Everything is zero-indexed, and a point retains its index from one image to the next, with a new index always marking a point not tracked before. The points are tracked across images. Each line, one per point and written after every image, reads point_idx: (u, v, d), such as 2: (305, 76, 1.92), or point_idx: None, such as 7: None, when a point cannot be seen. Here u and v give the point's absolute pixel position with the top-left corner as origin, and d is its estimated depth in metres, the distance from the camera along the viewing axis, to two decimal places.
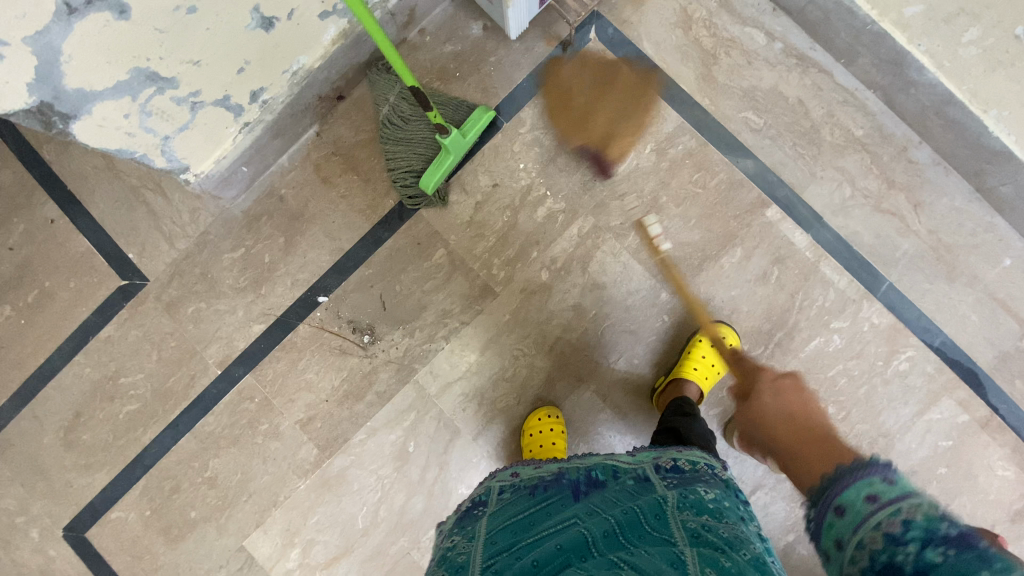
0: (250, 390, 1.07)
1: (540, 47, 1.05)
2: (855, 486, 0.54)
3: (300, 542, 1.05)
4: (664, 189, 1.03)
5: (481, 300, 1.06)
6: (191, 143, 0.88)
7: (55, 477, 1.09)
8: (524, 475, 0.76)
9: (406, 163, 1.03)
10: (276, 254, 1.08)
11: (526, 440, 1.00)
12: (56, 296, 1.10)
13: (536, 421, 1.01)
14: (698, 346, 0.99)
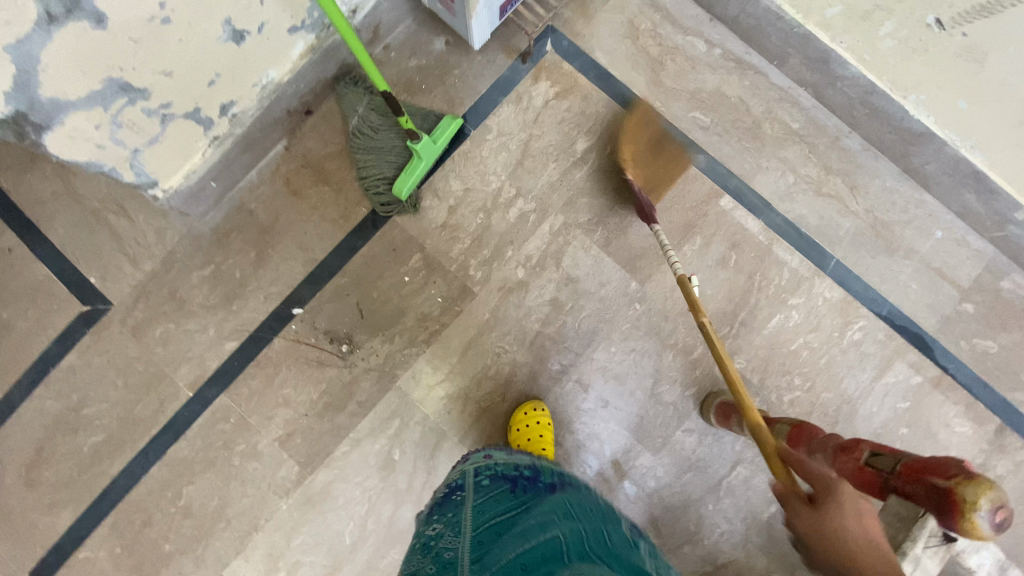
0: (225, 410, 1.04)
1: (501, 59, 1.12)
2: None
3: (285, 566, 1.01)
4: (626, 185, 1.10)
5: (459, 301, 1.08)
6: (161, 156, 0.89)
7: (18, 518, 1.04)
8: (499, 460, 0.84)
9: (377, 171, 1.06)
10: (249, 268, 1.07)
11: (514, 437, 1.01)
12: (12, 327, 1.06)
13: (523, 416, 1.02)
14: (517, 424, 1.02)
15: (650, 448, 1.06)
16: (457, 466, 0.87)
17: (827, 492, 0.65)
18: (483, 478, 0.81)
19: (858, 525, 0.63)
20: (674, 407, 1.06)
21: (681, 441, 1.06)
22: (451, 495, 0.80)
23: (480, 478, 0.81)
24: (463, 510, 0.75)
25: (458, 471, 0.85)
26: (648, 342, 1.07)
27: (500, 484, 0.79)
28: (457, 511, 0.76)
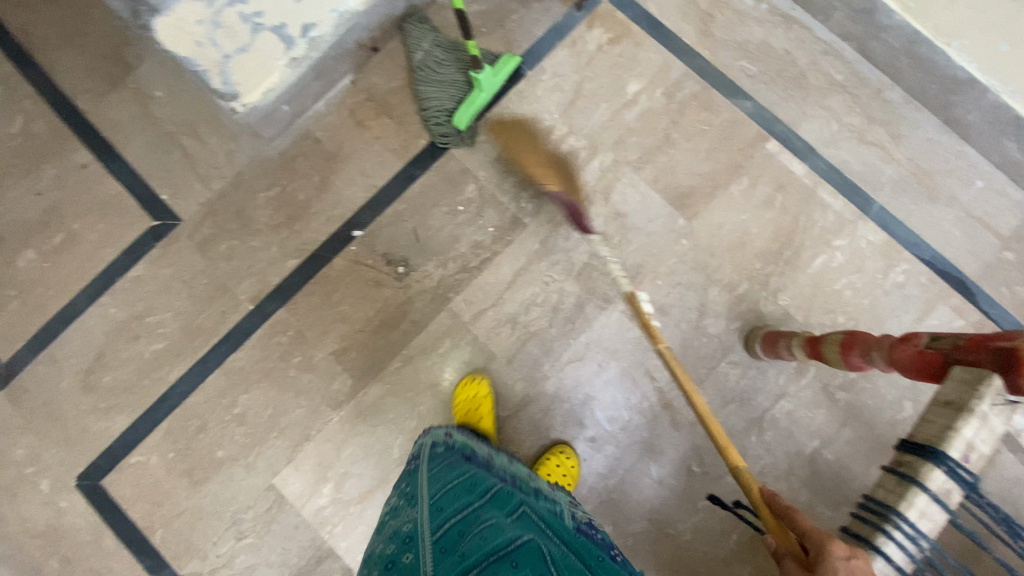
0: (283, 324, 1.08)
1: (557, 7, 1.18)
2: None
3: (334, 476, 1.04)
4: (675, 126, 1.14)
5: (510, 230, 1.11)
6: (247, 68, 0.95)
7: (72, 422, 1.06)
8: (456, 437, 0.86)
9: (438, 102, 1.11)
10: (312, 192, 1.12)
11: (456, 407, 1.03)
12: (84, 238, 1.10)
13: (465, 387, 1.03)
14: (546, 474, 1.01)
15: (694, 379, 1.07)
16: (422, 437, 0.89)
17: (817, 556, 0.57)
18: (437, 450, 0.84)
19: None
20: (718, 339, 1.07)
21: (725, 373, 1.07)
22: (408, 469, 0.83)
23: (436, 450, 0.84)
24: (416, 481, 0.77)
25: (421, 441, 0.87)
26: (695, 276, 1.08)
27: (457, 456, 0.81)
28: (412, 483, 0.77)
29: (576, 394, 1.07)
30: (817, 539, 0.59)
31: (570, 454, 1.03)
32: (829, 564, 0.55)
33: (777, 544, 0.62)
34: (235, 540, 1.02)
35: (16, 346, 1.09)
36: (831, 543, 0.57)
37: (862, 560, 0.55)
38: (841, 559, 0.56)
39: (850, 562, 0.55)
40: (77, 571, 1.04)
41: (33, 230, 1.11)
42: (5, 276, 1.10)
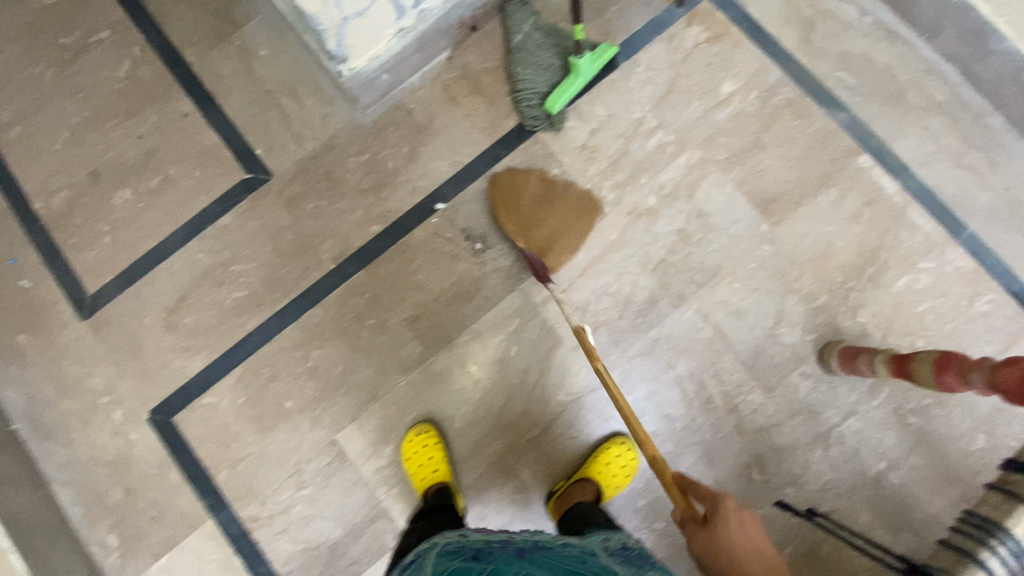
0: (361, 286, 1.11)
1: (658, 1, 1.17)
2: None
3: (396, 438, 1.06)
4: (767, 131, 1.13)
5: (589, 217, 1.10)
6: (361, 32, 0.97)
7: (150, 358, 1.09)
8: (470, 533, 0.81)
9: (533, 85, 1.12)
10: (400, 162, 1.15)
11: (406, 467, 1.03)
12: (179, 183, 1.14)
13: (409, 443, 1.03)
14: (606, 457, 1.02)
15: (763, 386, 1.05)
16: (428, 538, 0.83)
17: (713, 510, 0.65)
18: (449, 547, 0.77)
19: (743, 534, 0.63)
20: (792, 349, 1.06)
21: (795, 384, 1.05)
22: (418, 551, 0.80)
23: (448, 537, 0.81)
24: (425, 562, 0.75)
25: (428, 542, 0.81)
26: (774, 283, 1.07)
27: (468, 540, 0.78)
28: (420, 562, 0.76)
29: (642, 390, 1.05)
30: (711, 500, 0.66)
31: (631, 444, 1.04)
32: (725, 528, 0.63)
33: (679, 512, 0.69)
34: (295, 489, 1.05)
35: (105, 279, 1.12)
36: (724, 501, 0.65)
37: (747, 513, 0.65)
38: (735, 513, 0.64)
39: (739, 518, 0.64)
40: (138, 502, 1.07)
41: (132, 171, 1.15)
42: (101, 212, 1.15)
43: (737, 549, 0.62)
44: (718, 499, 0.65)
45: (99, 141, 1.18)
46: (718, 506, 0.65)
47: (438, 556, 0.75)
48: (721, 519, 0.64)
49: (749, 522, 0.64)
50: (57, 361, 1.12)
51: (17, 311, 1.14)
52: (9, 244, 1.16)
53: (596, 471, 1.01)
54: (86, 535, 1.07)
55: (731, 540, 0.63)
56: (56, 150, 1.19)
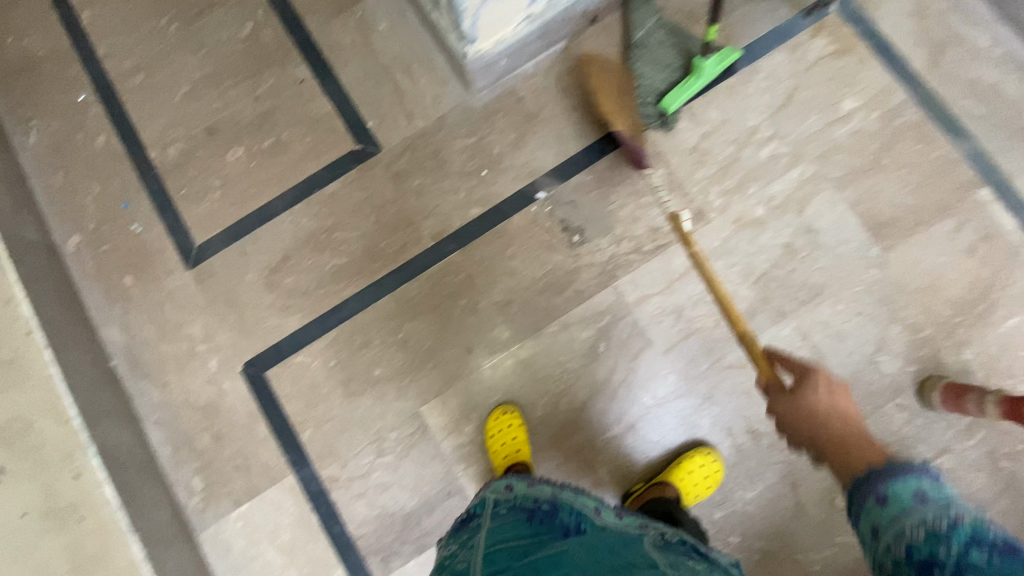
0: (456, 266, 1.12)
1: (784, 10, 1.14)
2: (901, 483, 0.59)
3: (477, 418, 1.08)
4: (885, 153, 1.10)
5: (694, 222, 1.09)
6: (495, 14, 0.97)
7: (249, 313, 1.13)
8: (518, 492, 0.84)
9: (650, 82, 1.11)
10: (506, 147, 1.15)
11: (489, 445, 1.04)
12: (291, 147, 1.17)
13: (493, 421, 1.05)
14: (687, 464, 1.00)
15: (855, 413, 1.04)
16: (479, 494, 0.87)
17: (801, 377, 0.71)
18: (500, 510, 0.81)
19: (829, 400, 0.70)
20: (889, 379, 1.04)
21: (888, 414, 1.04)
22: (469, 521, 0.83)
23: (498, 505, 0.82)
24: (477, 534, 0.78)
25: (480, 497, 0.86)
26: (877, 309, 1.06)
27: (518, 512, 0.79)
28: (472, 534, 0.78)
29: (731, 401, 1.05)
30: (798, 370, 0.72)
31: (717, 458, 1.01)
32: (807, 393, 0.70)
33: (762, 380, 0.76)
34: (376, 456, 1.08)
35: (213, 232, 1.16)
36: (814, 372, 0.71)
37: (835, 380, 0.71)
38: (828, 381, 0.70)
39: (824, 385, 0.70)
40: (225, 450, 1.10)
41: (246, 130, 1.19)
42: (214, 167, 1.18)
43: (818, 409, 0.69)
44: (806, 371, 0.71)
45: (216, 98, 1.21)
46: (806, 376, 0.71)
47: (491, 519, 0.79)
48: (804, 386, 0.70)
49: (835, 389, 0.70)
50: (160, 304, 1.15)
51: (124, 253, 1.17)
52: (121, 187, 1.19)
53: (676, 476, 0.99)
54: (170, 476, 1.09)
55: (816, 406, 0.69)
56: (173, 102, 1.21)
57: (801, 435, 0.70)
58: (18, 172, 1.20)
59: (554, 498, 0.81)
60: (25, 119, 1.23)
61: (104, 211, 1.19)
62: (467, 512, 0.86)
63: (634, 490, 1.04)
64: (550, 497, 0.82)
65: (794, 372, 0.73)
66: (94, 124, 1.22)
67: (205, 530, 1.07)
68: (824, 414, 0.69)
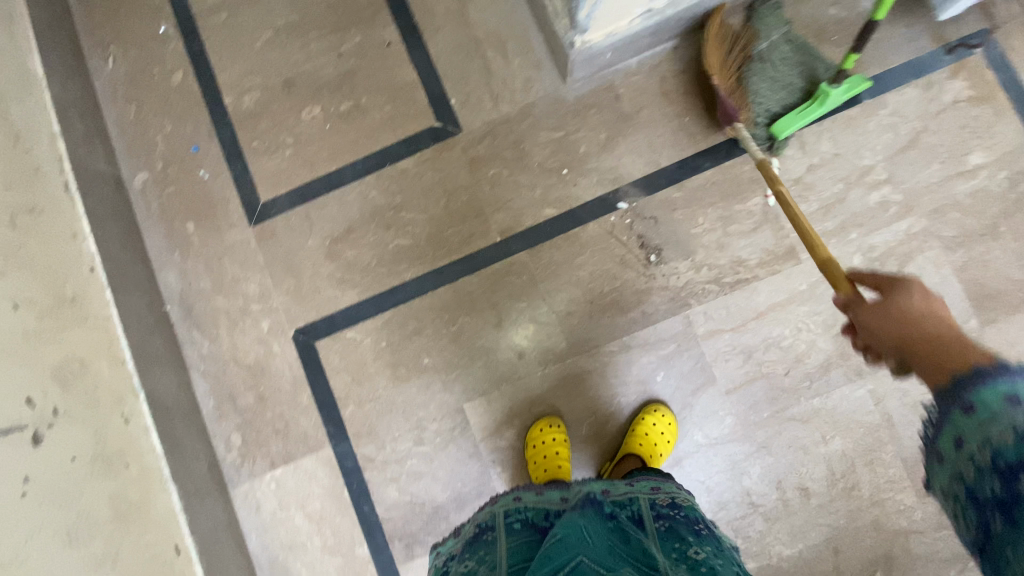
0: (521, 265, 1.07)
1: (926, 40, 1.02)
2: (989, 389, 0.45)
3: (519, 425, 1.06)
4: (1009, 218, 0.99)
5: (782, 260, 1.03)
6: (614, 6, 0.88)
7: (306, 280, 1.11)
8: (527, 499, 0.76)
9: (764, 101, 1.00)
10: (593, 148, 1.08)
11: (529, 455, 1.01)
12: (369, 114, 1.12)
13: (538, 432, 1.02)
14: (642, 429, 0.99)
15: (916, 489, 0.98)
16: (485, 506, 0.77)
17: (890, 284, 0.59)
18: (515, 524, 0.71)
19: (923, 297, 0.56)
20: None
21: None
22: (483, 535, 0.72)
23: (511, 519, 0.73)
24: (496, 554, 0.68)
25: (488, 511, 0.75)
26: None
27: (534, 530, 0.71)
28: (490, 553, 0.68)
29: (786, 454, 1.01)
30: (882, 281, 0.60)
31: (666, 411, 1.01)
32: (899, 299, 0.58)
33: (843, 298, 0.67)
34: (413, 443, 1.07)
35: (280, 191, 1.13)
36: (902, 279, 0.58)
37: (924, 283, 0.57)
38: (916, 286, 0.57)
39: (917, 290, 0.57)
40: (266, 412, 1.10)
41: (325, 89, 1.13)
42: (287, 123, 1.14)
43: (911, 306, 0.56)
44: (880, 280, 0.61)
45: (297, 49, 1.15)
46: (881, 287, 0.61)
47: (508, 535, 0.70)
48: (892, 292, 0.58)
49: (928, 294, 0.57)
50: (219, 256, 1.13)
51: (188, 198, 1.15)
52: (193, 130, 1.16)
53: (639, 446, 0.97)
54: (211, 428, 1.10)
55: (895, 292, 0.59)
56: (254, 47, 1.16)
57: (886, 341, 0.58)
58: (92, 98, 1.17)
59: (567, 496, 0.76)
60: (104, 43, 1.19)
61: (174, 152, 1.16)
62: (471, 528, 0.76)
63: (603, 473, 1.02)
64: (563, 497, 0.75)
65: (878, 285, 0.61)
66: (172, 59, 1.18)
67: (239, 486, 1.09)
68: (918, 314, 0.56)
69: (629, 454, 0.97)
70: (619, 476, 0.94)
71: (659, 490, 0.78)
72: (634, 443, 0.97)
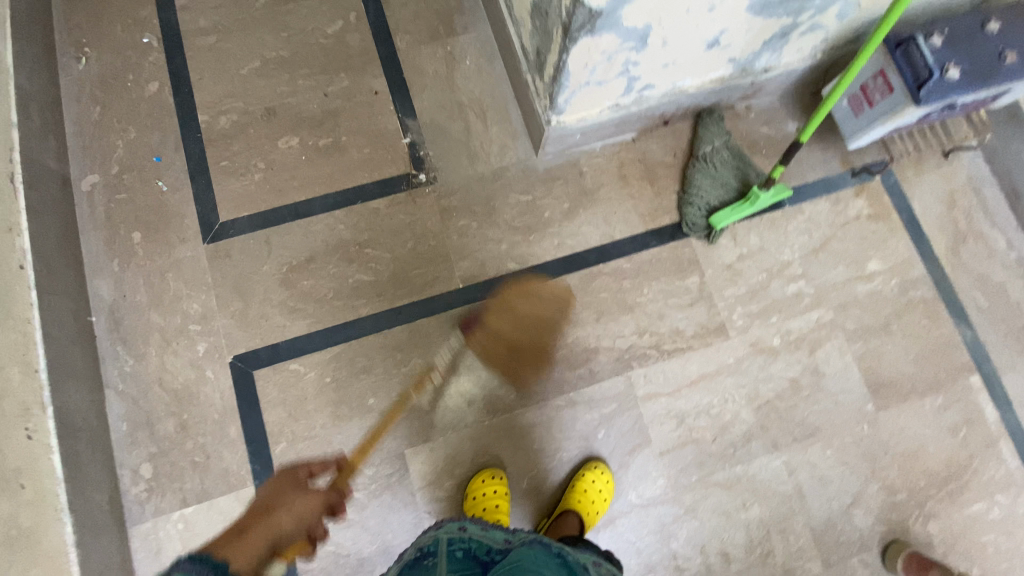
0: (478, 314, 1.11)
1: (835, 164, 1.23)
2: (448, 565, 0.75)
3: (460, 475, 1.05)
4: (896, 319, 1.17)
5: (714, 334, 1.14)
6: (587, 96, 1.01)
7: (256, 305, 1.08)
8: (473, 532, 0.78)
9: (705, 195, 1.16)
10: (556, 214, 1.17)
11: (468, 506, 1.00)
12: (347, 153, 1.16)
13: (479, 483, 1.02)
14: (581, 483, 1.02)
15: (822, 559, 1.06)
16: (428, 531, 0.80)
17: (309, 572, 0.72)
18: (456, 550, 0.74)
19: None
20: (859, 533, 1.08)
21: (853, 568, 1.07)
22: (420, 560, 0.73)
23: (453, 550, 0.74)
24: None
25: (431, 534, 0.78)
26: (861, 463, 1.10)
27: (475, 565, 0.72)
28: None
29: (711, 518, 1.07)
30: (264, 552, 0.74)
31: (604, 468, 1.05)
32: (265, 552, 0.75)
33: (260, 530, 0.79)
34: None
35: (243, 213, 1.11)
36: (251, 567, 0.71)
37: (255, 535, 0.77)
38: None
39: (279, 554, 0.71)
40: (186, 442, 1.02)
41: (306, 123, 1.16)
42: (262, 149, 1.15)
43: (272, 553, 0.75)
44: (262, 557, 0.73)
45: (284, 82, 1.18)
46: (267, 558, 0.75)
47: (449, 561, 0.72)
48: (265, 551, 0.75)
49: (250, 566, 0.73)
50: (163, 270, 1.08)
51: (140, 207, 1.10)
52: (159, 140, 1.14)
53: (576, 502, 1.00)
54: (118, 456, 1.00)
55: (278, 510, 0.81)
56: (239, 72, 1.18)
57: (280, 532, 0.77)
58: (53, 93, 1.13)
59: (511, 537, 0.77)
60: (77, 42, 1.17)
61: (132, 158, 1.13)
62: (412, 551, 0.77)
63: (539, 528, 1.03)
64: (507, 537, 0.77)
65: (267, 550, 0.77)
66: (149, 69, 1.17)
67: (139, 524, 0.98)
68: None
69: (567, 510, 0.99)
70: (555, 533, 0.96)
71: (598, 564, 0.78)
72: (573, 500, 1.00)
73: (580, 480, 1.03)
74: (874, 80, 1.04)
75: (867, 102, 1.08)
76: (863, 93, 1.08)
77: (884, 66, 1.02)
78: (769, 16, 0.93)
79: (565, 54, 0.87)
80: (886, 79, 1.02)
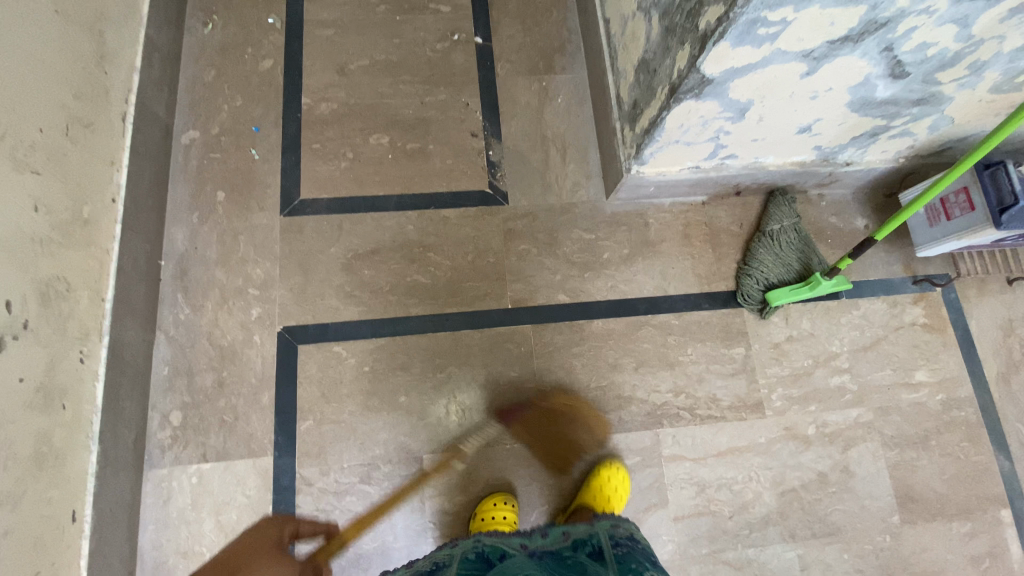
0: (522, 337, 1.12)
1: (897, 267, 1.23)
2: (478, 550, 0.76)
3: (472, 492, 1.04)
4: (936, 435, 1.14)
5: (750, 410, 1.13)
6: (672, 152, 1.05)
7: (314, 284, 1.11)
8: (488, 541, 0.79)
9: (765, 271, 1.16)
10: (616, 257, 1.19)
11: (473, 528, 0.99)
12: (431, 159, 1.21)
13: (490, 506, 1.00)
14: (595, 476, 1.04)
15: None
16: (442, 548, 0.79)
17: None
18: (471, 557, 0.75)
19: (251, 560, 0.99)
20: None
21: None
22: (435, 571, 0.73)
23: (470, 555, 0.75)
24: None
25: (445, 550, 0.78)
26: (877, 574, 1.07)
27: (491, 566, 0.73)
28: None
29: None
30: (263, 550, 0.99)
31: (617, 463, 1.05)
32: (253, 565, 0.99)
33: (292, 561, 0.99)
34: (358, 479, 1.03)
35: (322, 194, 1.16)
36: None
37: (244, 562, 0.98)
38: None
39: None
40: (219, 400, 1.04)
41: (399, 125, 1.22)
42: (352, 140, 1.21)
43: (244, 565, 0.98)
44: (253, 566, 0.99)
45: (386, 84, 1.25)
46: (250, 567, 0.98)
47: (462, 565, 0.73)
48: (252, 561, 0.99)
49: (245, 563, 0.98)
50: (237, 232, 1.13)
51: (230, 170, 1.16)
52: (261, 112, 1.21)
53: (592, 499, 1.01)
54: (153, 398, 1.03)
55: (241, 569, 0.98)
56: (347, 67, 1.25)
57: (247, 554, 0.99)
58: (177, 51, 1.22)
59: (526, 543, 0.79)
60: (209, 11, 1.27)
61: (233, 124, 1.20)
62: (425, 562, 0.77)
63: None
64: (522, 543, 0.79)
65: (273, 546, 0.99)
66: (268, 48, 1.25)
67: (157, 469, 1.00)
68: None
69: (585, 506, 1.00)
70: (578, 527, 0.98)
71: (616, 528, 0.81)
72: (588, 497, 1.01)
73: (594, 475, 1.04)
74: (956, 195, 1.06)
75: (945, 215, 1.09)
76: (941, 205, 1.09)
77: (969, 184, 1.03)
78: (866, 114, 0.96)
79: (666, 111, 0.90)
80: (968, 197, 1.03)
